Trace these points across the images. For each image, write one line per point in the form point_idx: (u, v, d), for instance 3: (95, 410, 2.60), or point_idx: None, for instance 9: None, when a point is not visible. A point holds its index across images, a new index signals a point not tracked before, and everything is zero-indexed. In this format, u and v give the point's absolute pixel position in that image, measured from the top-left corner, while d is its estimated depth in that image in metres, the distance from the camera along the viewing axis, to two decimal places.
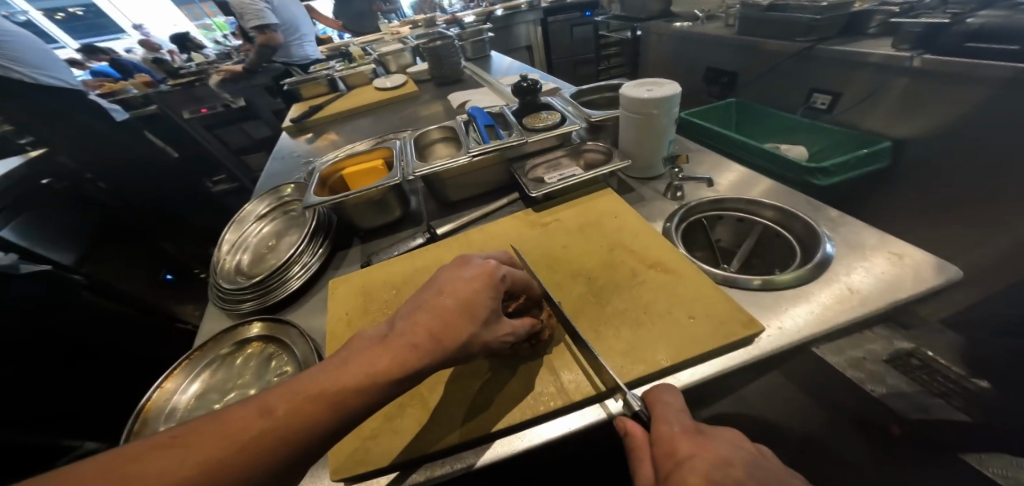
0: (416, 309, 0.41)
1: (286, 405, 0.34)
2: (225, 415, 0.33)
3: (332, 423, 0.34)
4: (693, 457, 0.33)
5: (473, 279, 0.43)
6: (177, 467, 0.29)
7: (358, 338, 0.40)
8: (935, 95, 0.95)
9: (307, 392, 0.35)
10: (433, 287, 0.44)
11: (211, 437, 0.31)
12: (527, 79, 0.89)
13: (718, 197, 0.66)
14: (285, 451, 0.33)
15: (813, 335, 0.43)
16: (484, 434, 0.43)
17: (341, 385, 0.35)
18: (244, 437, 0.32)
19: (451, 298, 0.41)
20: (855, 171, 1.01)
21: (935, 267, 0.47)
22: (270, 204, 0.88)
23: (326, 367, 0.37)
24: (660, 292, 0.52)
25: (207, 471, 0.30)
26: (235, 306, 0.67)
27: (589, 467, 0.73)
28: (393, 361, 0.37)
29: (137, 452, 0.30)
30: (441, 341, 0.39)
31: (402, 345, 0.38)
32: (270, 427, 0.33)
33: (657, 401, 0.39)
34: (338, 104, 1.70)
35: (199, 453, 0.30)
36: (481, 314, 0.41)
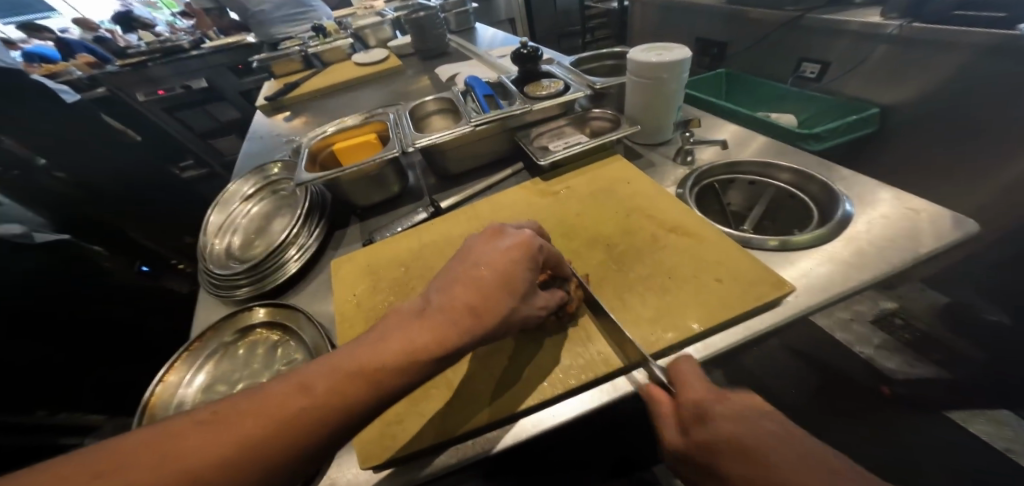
0: (454, 283, 0.39)
1: (326, 383, 0.32)
2: (258, 396, 0.31)
3: (369, 404, 0.32)
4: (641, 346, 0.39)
5: (511, 250, 0.41)
6: (209, 450, 0.27)
7: (393, 314, 0.38)
8: (918, 63, 0.97)
9: (345, 370, 0.33)
10: (467, 259, 0.42)
11: (245, 417, 0.29)
12: (526, 46, 0.86)
13: (731, 160, 0.66)
14: (321, 433, 0.30)
15: (842, 292, 0.44)
16: (518, 408, 0.43)
17: (381, 363, 0.33)
18: (281, 417, 0.30)
19: (489, 270, 0.39)
20: (845, 137, 1.03)
21: (954, 222, 0.48)
22: (257, 183, 0.82)
23: (362, 346, 0.35)
24: (683, 256, 0.52)
25: (247, 450, 0.28)
26: (229, 292, 0.63)
27: (607, 435, 0.74)
28: (433, 338, 0.35)
29: (173, 430, 0.28)
30: (481, 317, 0.37)
31: (441, 321, 0.36)
32: (309, 406, 0.31)
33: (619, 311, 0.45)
34: (315, 81, 1.60)
35: (237, 432, 0.28)
36: (519, 288, 0.40)
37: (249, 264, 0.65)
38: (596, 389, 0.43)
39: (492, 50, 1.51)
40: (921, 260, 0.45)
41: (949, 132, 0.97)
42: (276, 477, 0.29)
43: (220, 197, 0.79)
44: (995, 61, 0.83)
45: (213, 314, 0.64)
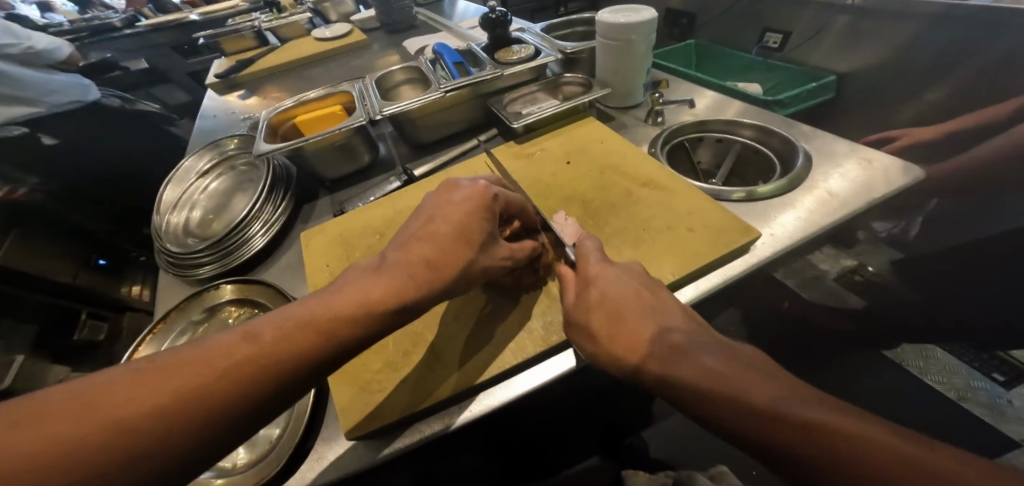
0: (410, 240, 0.39)
1: (274, 331, 0.31)
2: (207, 344, 0.30)
3: (323, 353, 0.31)
4: (602, 280, 0.40)
5: (465, 203, 0.41)
6: (148, 396, 0.26)
7: (351, 271, 0.38)
8: (870, 31, 1.04)
9: (296, 319, 0.32)
10: (421, 217, 0.41)
11: (192, 366, 0.28)
12: (495, 10, 0.84)
13: (700, 119, 0.68)
14: (271, 378, 0.29)
15: (803, 238, 0.47)
16: (499, 365, 0.43)
17: (331, 311, 0.33)
18: (226, 362, 0.28)
19: (444, 224, 0.40)
20: (802, 105, 1.08)
21: (903, 169, 0.52)
22: (213, 158, 0.77)
23: (316, 298, 0.34)
24: (656, 209, 0.53)
25: (192, 396, 0.27)
26: (191, 271, 0.59)
27: (591, 399, 0.76)
28: (389, 290, 0.35)
29: (108, 378, 0.26)
30: (439, 270, 0.37)
31: (396, 274, 0.36)
32: (255, 352, 0.29)
33: (582, 246, 0.45)
34: (271, 58, 1.49)
35: (179, 379, 0.27)
36: (477, 240, 0.40)
37: (209, 240, 0.61)
38: None
39: (463, 22, 1.45)
40: (873, 205, 0.49)
41: (897, 96, 1.04)
42: (228, 426, 0.28)
43: (174, 174, 0.74)
44: (941, 29, 0.89)
45: (170, 297, 0.60)
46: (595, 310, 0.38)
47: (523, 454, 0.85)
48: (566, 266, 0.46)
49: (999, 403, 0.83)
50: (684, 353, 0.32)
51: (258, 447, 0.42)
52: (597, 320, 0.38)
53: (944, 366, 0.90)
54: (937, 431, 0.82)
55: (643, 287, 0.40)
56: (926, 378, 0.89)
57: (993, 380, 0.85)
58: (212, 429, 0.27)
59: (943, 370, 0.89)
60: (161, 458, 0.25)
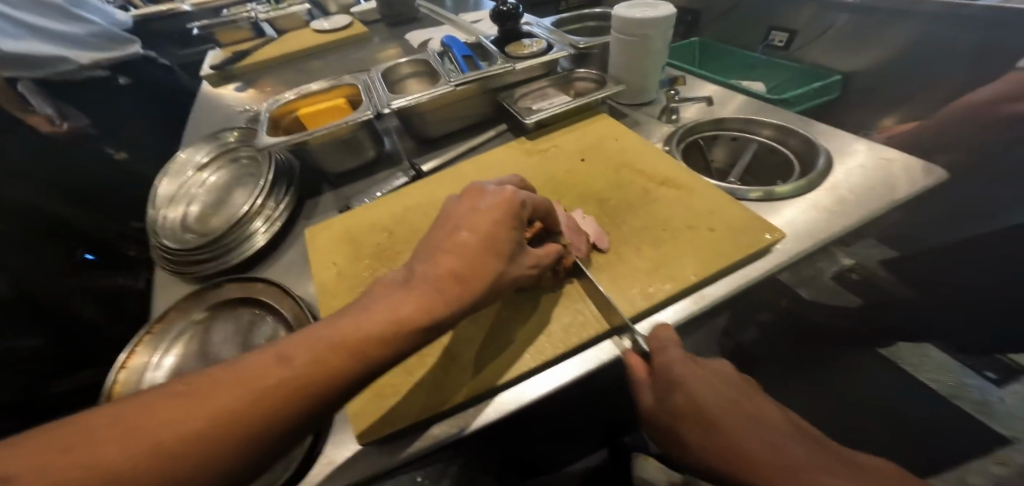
0: (437, 252, 0.37)
1: (307, 353, 0.29)
2: (239, 365, 0.28)
3: (357, 374, 0.29)
4: (686, 381, 0.34)
5: (491, 210, 0.39)
6: (184, 418, 0.24)
7: (376, 286, 0.36)
8: (877, 31, 1.03)
9: (330, 340, 0.30)
10: (446, 226, 0.39)
11: (228, 386, 0.26)
12: (506, 3, 0.82)
13: (717, 117, 0.67)
14: (304, 401, 0.27)
15: (825, 239, 0.46)
16: (516, 370, 0.42)
17: (364, 332, 0.31)
18: (261, 387, 0.27)
19: (472, 233, 0.37)
20: (806, 105, 1.08)
21: (924, 169, 0.51)
22: (212, 151, 0.74)
23: (347, 315, 0.32)
24: (677, 208, 0.52)
25: (224, 424, 0.25)
26: (189, 269, 0.57)
27: (597, 398, 0.76)
28: (418, 307, 0.32)
29: (142, 403, 0.25)
30: (467, 283, 0.35)
31: (427, 288, 0.34)
32: (288, 376, 0.27)
33: (656, 336, 0.39)
34: (268, 49, 1.44)
35: (215, 402, 0.25)
36: (505, 251, 0.38)
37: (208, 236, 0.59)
38: (596, 349, 0.43)
39: (465, 16, 1.43)
40: (894, 205, 0.48)
41: (903, 98, 1.04)
42: (263, 452, 0.26)
43: (170, 166, 0.72)
44: (950, 30, 0.90)
45: (168, 296, 0.57)
46: (688, 419, 0.32)
47: (526, 453, 0.84)
48: (633, 352, 0.40)
49: (990, 400, 0.84)
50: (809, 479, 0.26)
51: None
52: (694, 432, 0.31)
53: (938, 364, 0.89)
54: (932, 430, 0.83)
55: (738, 392, 0.34)
56: (920, 375, 0.88)
57: (985, 378, 0.87)
58: (243, 460, 0.25)
59: (936, 368, 0.89)
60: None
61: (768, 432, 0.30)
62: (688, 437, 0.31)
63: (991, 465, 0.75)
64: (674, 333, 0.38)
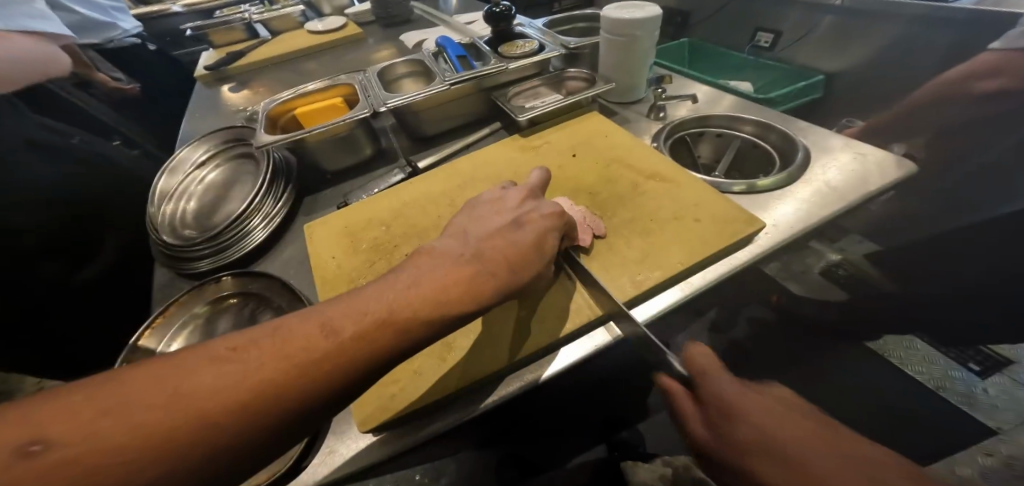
0: (484, 242, 0.40)
1: (353, 328, 0.31)
2: (283, 333, 0.30)
3: (400, 350, 0.32)
4: (745, 410, 0.32)
5: (545, 220, 0.44)
6: (236, 383, 0.26)
7: (422, 262, 0.38)
8: (860, 32, 1.06)
9: (376, 317, 0.32)
10: (504, 218, 0.44)
11: (276, 354, 0.28)
12: (499, 4, 0.84)
13: (702, 115, 0.69)
14: (347, 374, 0.29)
15: (802, 229, 0.49)
16: (513, 357, 0.43)
17: (410, 311, 0.33)
18: (307, 358, 0.28)
19: (528, 233, 0.42)
20: (790, 104, 1.12)
21: (895, 162, 0.54)
22: (210, 149, 0.75)
23: (392, 291, 0.34)
24: (664, 200, 0.54)
25: (271, 391, 0.26)
26: (189, 264, 0.58)
27: (592, 392, 0.78)
28: (464, 292, 0.35)
29: (193, 366, 0.26)
30: (517, 274, 0.39)
31: (474, 273, 0.37)
32: (334, 349, 0.29)
33: (697, 361, 0.37)
34: (262, 50, 1.45)
35: (266, 370, 0.27)
36: (549, 254, 0.42)
37: (208, 232, 0.60)
38: (590, 337, 0.45)
39: (458, 17, 1.44)
40: (866, 197, 0.51)
41: (884, 97, 1.07)
42: (302, 423, 0.27)
43: (169, 164, 0.72)
44: (927, 31, 0.93)
45: (167, 292, 0.58)
46: (756, 454, 0.31)
47: (524, 447, 0.86)
48: (672, 380, 0.39)
49: (974, 391, 0.86)
50: None
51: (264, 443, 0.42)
52: (764, 466, 0.30)
53: (923, 357, 0.93)
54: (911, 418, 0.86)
55: (795, 411, 0.34)
56: (908, 368, 0.92)
57: (969, 370, 0.89)
58: (287, 426, 0.27)
59: (922, 361, 0.92)
60: (245, 452, 0.25)
61: (850, 457, 0.29)
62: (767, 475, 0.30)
63: None
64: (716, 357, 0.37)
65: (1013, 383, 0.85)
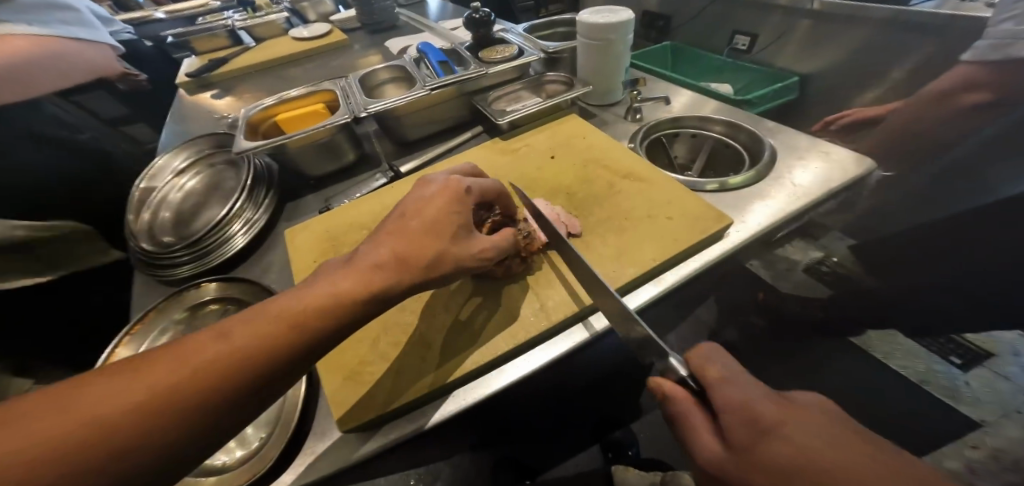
0: (382, 234, 0.40)
1: (247, 327, 0.32)
2: (178, 343, 0.31)
3: (295, 345, 0.32)
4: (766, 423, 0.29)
5: (437, 196, 0.42)
6: (122, 393, 0.27)
7: (324, 267, 0.39)
8: (831, 35, 1.10)
9: (270, 314, 0.33)
10: (396, 211, 0.42)
11: (166, 362, 0.29)
12: (479, 10, 0.85)
13: (676, 116, 0.71)
14: (245, 373, 0.30)
15: (770, 226, 0.51)
16: (492, 354, 0.44)
17: (304, 306, 0.34)
18: (198, 361, 0.29)
19: (415, 218, 0.41)
20: (766, 106, 1.15)
21: (857, 160, 0.56)
22: (190, 156, 0.75)
23: (289, 293, 0.35)
24: (638, 198, 0.55)
25: (163, 395, 0.27)
26: (168, 271, 0.58)
27: (580, 392, 0.79)
28: (358, 283, 0.35)
29: (79, 383, 0.27)
30: (410, 261, 0.38)
31: (368, 265, 0.37)
32: (228, 349, 0.30)
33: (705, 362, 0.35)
34: (247, 57, 1.44)
35: (154, 377, 0.28)
36: (448, 230, 0.40)
37: (188, 239, 0.60)
38: (569, 333, 0.47)
39: (445, 23, 1.46)
40: (829, 194, 0.53)
41: (858, 97, 1.11)
42: (199, 422, 0.28)
43: (148, 172, 0.72)
44: (893, 33, 0.96)
45: (149, 299, 0.58)
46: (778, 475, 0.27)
47: (516, 449, 0.87)
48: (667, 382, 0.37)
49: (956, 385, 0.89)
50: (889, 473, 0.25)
51: (250, 446, 0.42)
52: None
53: (907, 351, 0.94)
54: (888, 409, 0.89)
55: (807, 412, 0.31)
56: (890, 363, 0.95)
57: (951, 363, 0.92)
58: (191, 426, 0.28)
59: (906, 355, 0.94)
60: (149, 453, 0.26)
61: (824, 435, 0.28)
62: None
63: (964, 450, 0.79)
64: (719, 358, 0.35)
65: (994, 375, 0.84)
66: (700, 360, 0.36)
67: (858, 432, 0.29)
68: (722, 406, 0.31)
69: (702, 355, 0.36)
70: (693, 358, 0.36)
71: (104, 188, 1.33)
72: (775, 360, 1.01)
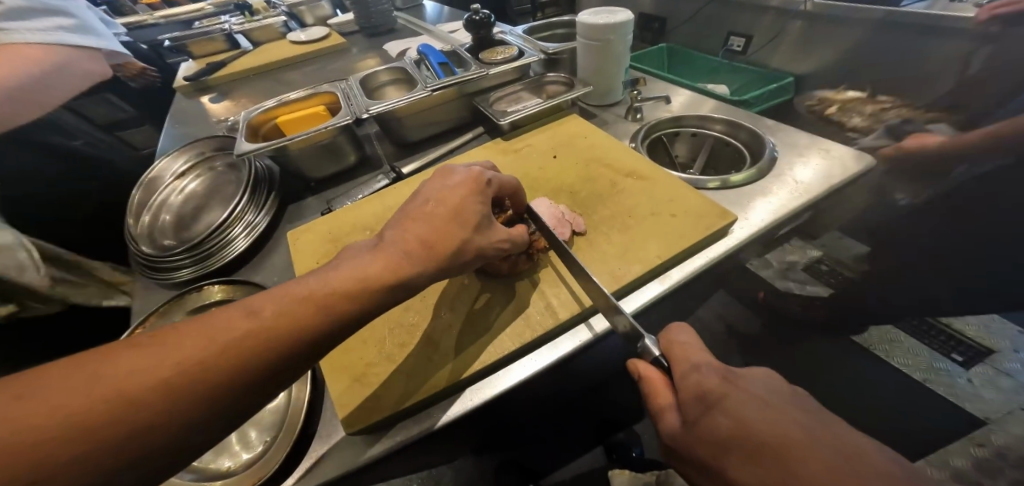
0: (406, 220, 0.40)
1: (274, 307, 0.32)
2: (207, 319, 0.31)
3: (323, 327, 0.32)
4: (724, 398, 0.30)
5: (457, 186, 0.43)
6: (155, 366, 0.27)
7: (348, 251, 0.39)
8: (825, 34, 1.11)
9: (297, 295, 0.33)
10: (417, 199, 0.43)
11: (196, 338, 0.29)
12: (478, 12, 0.86)
13: (676, 115, 0.72)
14: (272, 354, 0.30)
15: (773, 223, 0.51)
16: (499, 352, 0.44)
17: (330, 288, 0.34)
18: (228, 338, 0.30)
19: (439, 205, 0.41)
20: (763, 105, 1.16)
21: (856, 157, 0.57)
22: (190, 159, 0.74)
23: (317, 274, 0.36)
24: (641, 197, 0.56)
25: (189, 373, 0.27)
26: (169, 274, 0.57)
27: (584, 393, 0.78)
28: (384, 268, 0.36)
29: (111, 353, 0.27)
30: (433, 248, 0.38)
31: (393, 252, 0.37)
32: (256, 328, 0.31)
33: (676, 343, 0.36)
34: (244, 60, 1.44)
35: (184, 352, 0.28)
36: (470, 220, 0.41)
37: (188, 242, 0.59)
38: (575, 331, 0.47)
39: (443, 26, 1.46)
40: (831, 191, 0.53)
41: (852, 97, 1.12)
42: (228, 400, 0.29)
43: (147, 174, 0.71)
44: (887, 34, 0.97)
45: (149, 301, 0.58)
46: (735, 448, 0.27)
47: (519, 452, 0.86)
48: (645, 361, 0.37)
49: (959, 382, 0.90)
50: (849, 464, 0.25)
51: (255, 450, 0.42)
52: (742, 465, 0.26)
53: (908, 349, 0.97)
54: (889, 408, 0.90)
55: (768, 392, 0.30)
56: (892, 360, 0.96)
57: (953, 361, 0.93)
58: (217, 406, 0.28)
59: (907, 353, 0.96)
60: (174, 430, 0.27)
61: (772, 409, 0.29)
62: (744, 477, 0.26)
63: (972, 447, 0.79)
64: (693, 338, 0.36)
65: (996, 372, 0.89)
66: (672, 341, 0.37)
67: (806, 410, 0.29)
68: (682, 382, 0.32)
69: (670, 332, 0.38)
70: (667, 339, 0.37)
71: (100, 193, 1.32)
72: (776, 359, 1.02)
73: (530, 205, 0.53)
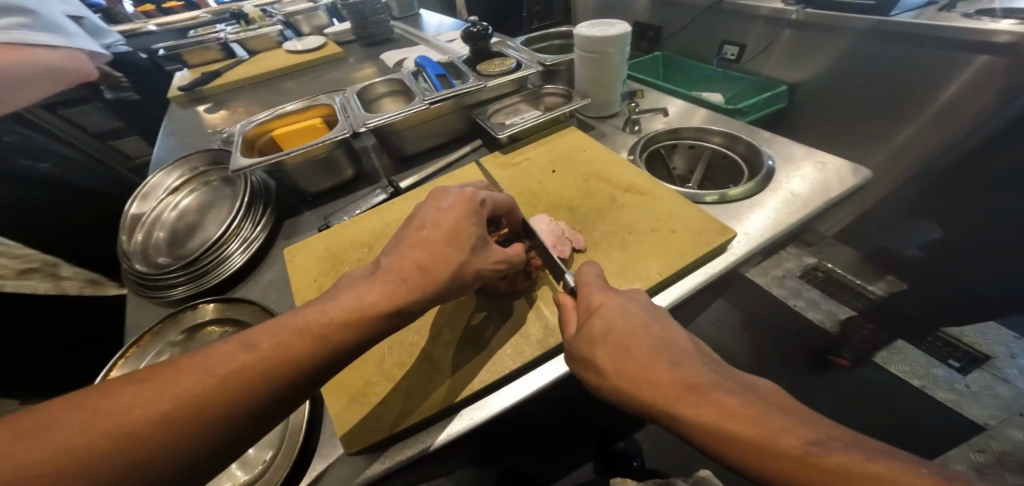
0: (402, 246, 0.40)
1: (272, 339, 0.31)
2: (203, 351, 0.30)
3: (319, 357, 0.32)
4: (603, 307, 0.37)
5: (454, 208, 0.42)
6: (149, 402, 0.26)
7: (345, 279, 0.39)
8: (814, 43, 1.10)
9: (294, 326, 0.32)
10: (415, 223, 0.43)
11: (192, 372, 0.28)
12: (476, 25, 0.86)
13: (674, 127, 0.72)
14: (269, 386, 0.30)
15: (772, 237, 0.51)
16: (500, 373, 0.44)
17: (328, 317, 0.33)
18: (224, 371, 0.29)
19: (435, 229, 0.41)
20: (759, 113, 1.16)
21: (852, 170, 0.57)
22: (185, 173, 0.73)
23: (314, 303, 0.35)
24: (640, 212, 0.56)
25: (189, 407, 0.27)
26: (163, 292, 0.56)
27: (584, 403, 0.78)
28: (382, 294, 0.36)
29: (103, 389, 0.26)
30: (430, 273, 0.38)
31: (391, 278, 0.37)
32: (253, 360, 0.30)
33: (584, 272, 0.43)
34: (239, 70, 1.43)
35: (179, 386, 0.27)
36: (467, 242, 0.41)
37: (183, 260, 0.58)
38: None
39: (440, 35, 1.47)
40: (829, 204, 0.53)
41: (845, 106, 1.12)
42: (222, 435, 0.28)
43: (141, 190, 0.70)
44: (875, 44, 0.97)
45: (143, 321, 0.56)
46: (601, 341, 0.35)
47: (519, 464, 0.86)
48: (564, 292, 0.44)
49: (957, 388, 0.90)
50: (682, 357, 0.32)
51: (254, 470, 0.40)
52: (605, 353, 0.34)
53: (905, 355, 0.97)
54: (890, 416, 0.89)
55: (644, 310, 0.37)
56: (891, 368, 0.96)
57: (950, 366, 0.93)
58: (211, 442, 0.27)
59: (905, 360, 0.96)
60: (166, 468, 0.26)
61: (639, 319, 0.36)
62: (602, 359, 0.34)
63: None
64: (599, 270, 0.43)
65: (995, 379, 0.89)
66: (583, 271, 0.43)
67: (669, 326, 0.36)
68: (582, 301, 0.40)
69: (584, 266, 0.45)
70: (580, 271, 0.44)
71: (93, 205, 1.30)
72: (774, 366, 1.02)
73: (527, 222, 0.53)
